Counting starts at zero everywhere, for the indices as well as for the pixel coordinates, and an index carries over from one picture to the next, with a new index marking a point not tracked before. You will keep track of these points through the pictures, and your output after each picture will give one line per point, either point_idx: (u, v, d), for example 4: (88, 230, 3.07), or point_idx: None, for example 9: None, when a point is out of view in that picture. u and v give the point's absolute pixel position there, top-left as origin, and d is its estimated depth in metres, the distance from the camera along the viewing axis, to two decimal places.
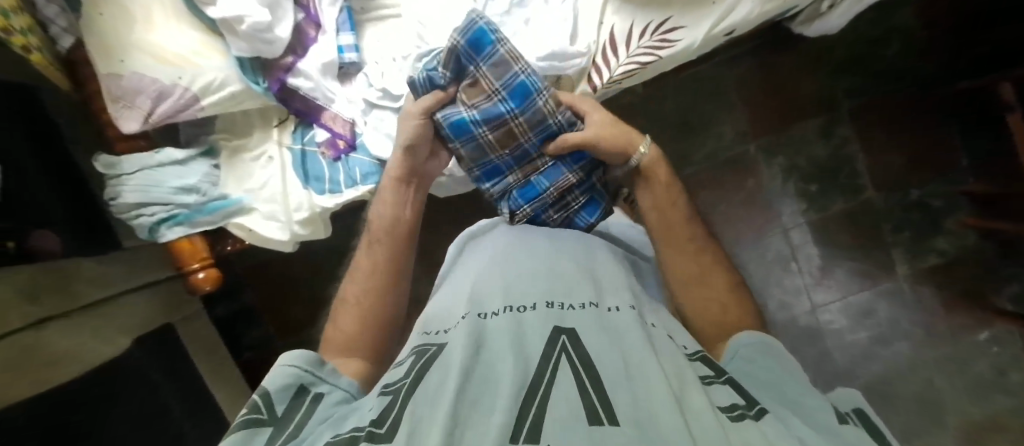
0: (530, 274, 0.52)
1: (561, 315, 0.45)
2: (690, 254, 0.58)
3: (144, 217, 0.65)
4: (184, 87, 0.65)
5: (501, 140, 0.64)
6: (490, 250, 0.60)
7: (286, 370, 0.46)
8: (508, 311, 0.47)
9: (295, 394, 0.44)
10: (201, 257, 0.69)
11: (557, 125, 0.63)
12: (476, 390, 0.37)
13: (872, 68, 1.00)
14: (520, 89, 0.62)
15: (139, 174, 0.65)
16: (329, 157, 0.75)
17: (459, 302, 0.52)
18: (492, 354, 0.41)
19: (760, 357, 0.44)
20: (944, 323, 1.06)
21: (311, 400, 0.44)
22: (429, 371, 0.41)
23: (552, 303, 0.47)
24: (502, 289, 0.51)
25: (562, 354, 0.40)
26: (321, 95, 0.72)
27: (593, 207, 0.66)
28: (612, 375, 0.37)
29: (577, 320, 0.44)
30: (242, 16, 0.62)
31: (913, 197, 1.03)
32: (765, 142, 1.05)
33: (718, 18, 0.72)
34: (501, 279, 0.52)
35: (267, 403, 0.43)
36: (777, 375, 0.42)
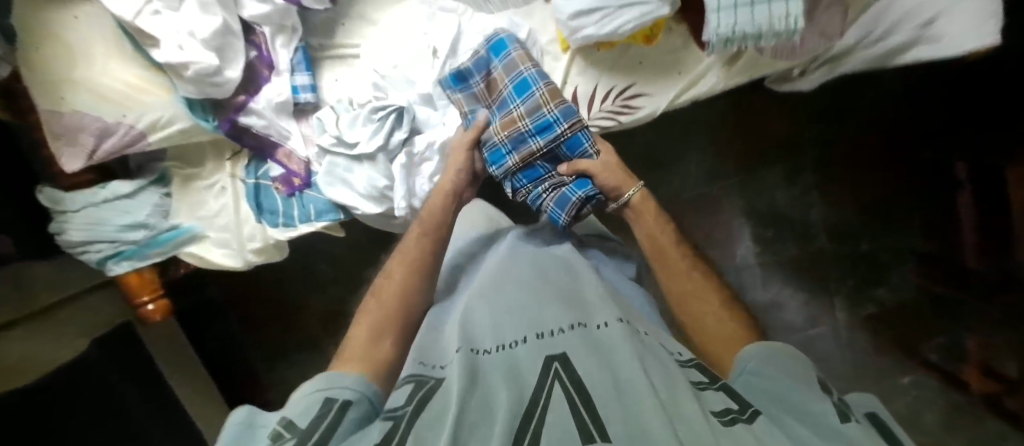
0: (521, 299, 0.50)
1: (553, 338, 0.43)
2: (678, 272, 0.59)
3: (90, 253, 0.66)
4: (129, 125, 0.64)
5: (505, 124, 0.66)
6: (485, 277, 0.58)
7: (316, 388, 0.44)
8: (499, 347, 0.44)
9: (323, 408, 0.41)
10: (150, 289, 0.71)
11: (556, 117, 0.64)
12: (471, 424, 0.35)
13: (841, 120, 1.02)
14: (524, 83, 0.65)
15: (86, 210, 0.65)
16: (283, 192, 0.75)
17: (453, 333, 0.50)
18: (488, 388, 0.39)
19: (762, 368, 0.45)
20: (870, 366, 1.09)
21: (339, 411, 0.41)
22: (426, 408, 0.38)
23: (541, 329, 0.45)
24: (492, 320, 0.48)
25: (556, 382, 0.38)
26: (275, 132, 0.71)
27: (582, 183, 0.66)
28: (603, 393, 0.36)
29: (567, 343, 0.42)
30: (188, 63, 0.60)
31: (863, 249, 1.07)
32: (730, 184, 1.06)
33: (683, 89, 0.71)
34: (490, 310, 0.50)
35: (291, 423, 0.40)
36: (777, 381, 0.43)
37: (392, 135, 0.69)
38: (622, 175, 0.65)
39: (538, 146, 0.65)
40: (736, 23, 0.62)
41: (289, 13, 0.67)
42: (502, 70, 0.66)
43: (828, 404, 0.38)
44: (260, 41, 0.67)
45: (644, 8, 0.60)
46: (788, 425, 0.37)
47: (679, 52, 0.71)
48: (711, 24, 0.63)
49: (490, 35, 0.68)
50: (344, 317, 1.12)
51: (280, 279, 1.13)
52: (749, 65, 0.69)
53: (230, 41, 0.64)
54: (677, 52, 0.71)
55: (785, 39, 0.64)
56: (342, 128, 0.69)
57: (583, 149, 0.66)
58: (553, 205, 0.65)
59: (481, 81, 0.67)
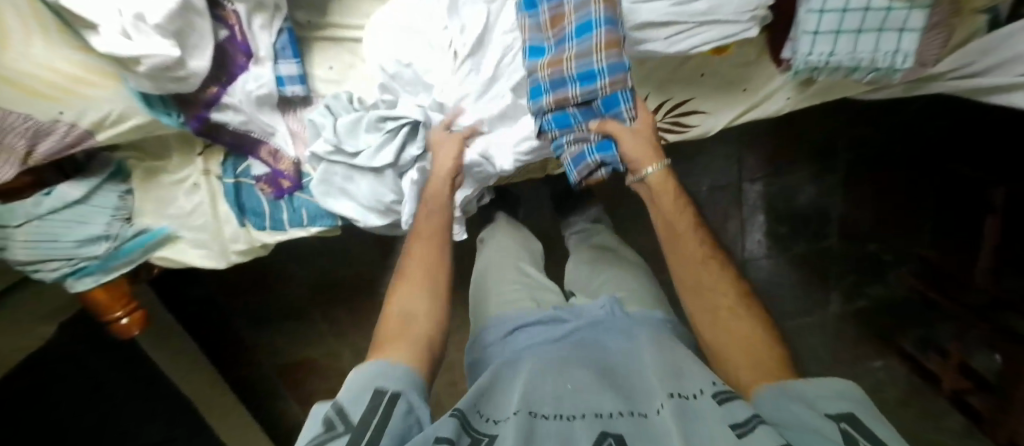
0: (583, 367, 0.46)
1: (607, 417, 0.40)
2: (695, 259, 0.49)
3: (43, 272, 0.56)
4: (69, 123, 0.51)
5: (551, 60, 0.50)
6: (544, 338, 0.53)
7: (369, 372, 0.41)
8: (558, 417, 0.40)
9: (372, 400, 0.38)
10: (123, 305, 0.62)
11: (603, 66, 0.48)
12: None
13: (884, 120, 0.95)
14: (589, 22, 0.47)
15: (27, 225, 0.54)
16: (271, 194, 0.64)
17: (509, 392, 0.45)
18: None
19: (797, 401, 0.37)
20: (849, 353, 1.12)
21: (389, 403, 0.38)
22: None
23: (597, 401, 0.41)
24: (549, 382, 0.44)
25: None
26: (256, 128, 0.58)
27: (608, 147, 0.51)
28: None
29: (627, 427, 0.38)
30: (140, 57, 0.45)
31: (869, 249, 1.06)
32: (754, 178, 1.00)
33: (745, 110, 0.62)
34: (548, 373, 0.46)
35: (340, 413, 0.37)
36: (809, 419, 0.35)
37: (406, 152, 0.57)
38: (654, 147, 0.50)
39: (572, 94, 0.49)
40: (833, 54, 0.51)
41: None
42: (574, 6, 0.49)
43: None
44: (231, 19, 0.53)
45: (730, 27, 0.49)
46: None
47: (748, 66, 0.59)
48: (803, 48, 0.52)
49: None
50: (330, 292, 1.06)
51: None
52: (826, 90, 0.60)
53: (191, 21, 0.48)
54: (747, 66, 0.59)
55: (883, 74, 0.54)
56: (341, 133, 0.57)
57: (618, 111, 0.50)
58: (568, 162, 0.52)
59: (551, 9, 0.51)
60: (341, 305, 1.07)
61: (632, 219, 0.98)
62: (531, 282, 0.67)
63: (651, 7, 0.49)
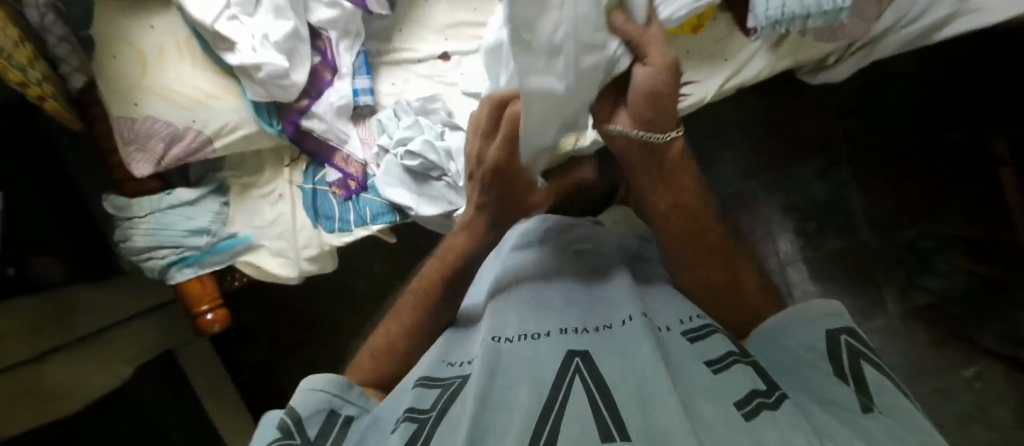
0: (549, 294, 0.47)
1: (579, 336, 0.40)
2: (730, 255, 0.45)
3: (154, 259, 0.66)
4: (197, 130, 0.65)
5: None
6: (502, 259, 0.55)
7: (316, 386, 0.44)
8: (523, 338, 0.41)
9: (329, 419, 0.43)
10: (211, 297, 0.69)
11: None
12: (491, 421, 0.33)
13: (870, 112, 1.03)
14: None
15: (150, 215, 0.66)
16: (340, 196, 0.75)
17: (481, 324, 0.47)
18: (509, 382, 0.36)
19: (794, 324, 0.39)
20: (930, 359, 1.08)
21: (345, 423, 0.44)
22: (452, 405, 0.37)
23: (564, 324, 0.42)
24: (518, 313, 0.45)
25: (575, 379, 0.35)
26: (334, 136, 0.72)
27: None
28: (624, 395, 0.32)
29: (591, 343, 0.38)
30: (260, 64, 0.62)
31: (904, 237, 1.06)
32: (765, 180, 1.07)
33: (729, 75, 0.74)
34: (515, 304, 0.46)
35: (300, 422, 0.43)
36: (807, 340, 0.38)
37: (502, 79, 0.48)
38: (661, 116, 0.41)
39: None
40: (785, 5, 0.65)
41: (354, 17, 0.68)
42: None
43: (850, 387, 0.34)
44: (324, 45, 0.68)
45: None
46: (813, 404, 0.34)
47: (723, 40, 0.74)
48: (761, 7, 0.66)
49: None
50: None
51: (316, 303, 1.09)
52: (794, 48, 0.74)
53: (297, 44, 0.65)
54: (722, 42, 0.74)
55: (831, 18, 0.67)
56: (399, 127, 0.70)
57: None
58: None
59: None
60: None
61: None
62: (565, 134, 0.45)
63: None
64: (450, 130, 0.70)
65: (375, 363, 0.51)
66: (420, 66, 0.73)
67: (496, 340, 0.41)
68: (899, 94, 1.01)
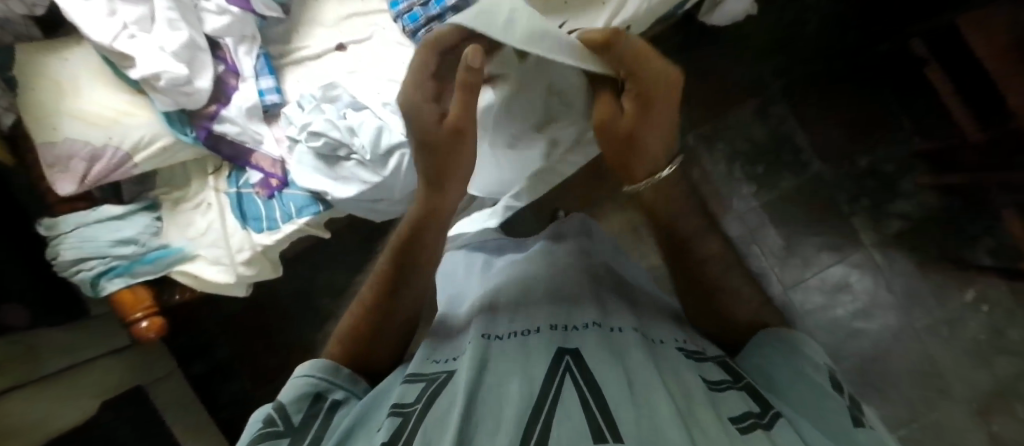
0: (540, 300, 0.46)
1: (570, 332, 0.39)
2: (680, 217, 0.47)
3: (83, 271, 0.69)
4: (115, 146, 0.69)
5: None
6: (491, 277, 0.55)
7: (306, 373, 0.41)
8: (513, 334, 0.41)
9: (313, 405, 0.39)
10: (143, 305, 0.71)
11: None
12: (481, 413, 0.32)
13: (793, 47, 1.03)
14: None
15: (76, 230, 0.71)
16: (264, 195, 0.77)
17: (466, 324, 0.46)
18: (500, 376, 0.35)
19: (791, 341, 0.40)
20: (924, 287, 1.02)
21: (330, 410, 0.40)
22: (438, 397, 0.35)
23: (555, 323, 0.41)
24: (510, 314, 0.44)
25: (567, 377, 0.34)
26: (248, 138, 0.75)
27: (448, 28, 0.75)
28: (617, 393, 0.31)
29: (583, 342, 0.38)
30: (159, 72, 0.66)
31: (862, 164, 1.03)
32: (703, 131, 1.06)
33: (612, 13, 0.74)
34: (509, 310, 0.45)
35: (283, 410, 0.38)
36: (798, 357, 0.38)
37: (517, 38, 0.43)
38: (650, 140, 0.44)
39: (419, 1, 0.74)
40: None
41: (247, 23, 0.74)
42: None
43: (844, 401, 0.34)
44: (225, 54, 0.74)
45: None
46: (797, 417, 0.34)
47: None
48: None
49: None
50: None
51: (286, 326, 1.11)
52: None
53: (197, 54, 0.70)
54: None
55: None
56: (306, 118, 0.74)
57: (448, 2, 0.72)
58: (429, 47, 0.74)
59: None
60: None
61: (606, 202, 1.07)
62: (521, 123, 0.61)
63: None
64: (354, 111, 0.74)
65: (355, 335, 0.45)
66: (317, 61, 0.79)
67: (486, 337, 0.40)
68: (815, 23, 1.02)
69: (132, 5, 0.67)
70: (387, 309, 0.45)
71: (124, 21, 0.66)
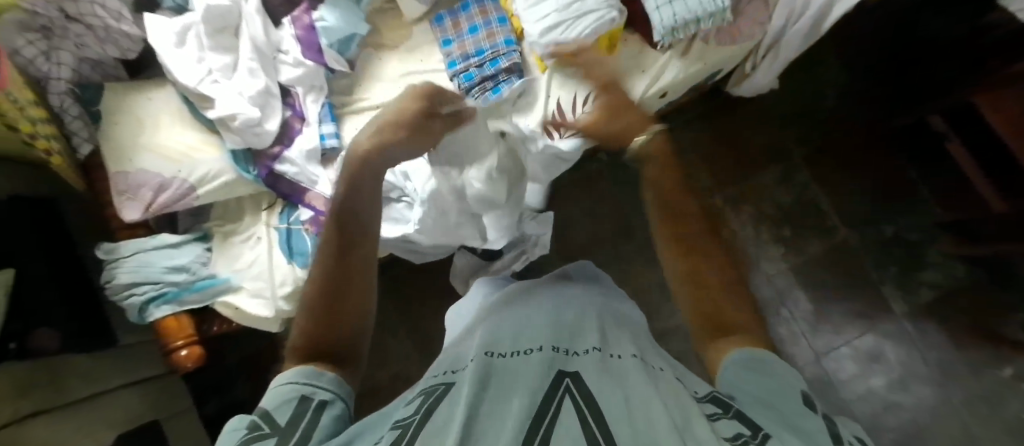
0: (544, 322, 0.45)
1: (571, 357, 0.40)
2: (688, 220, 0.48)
3: (134, 296, 0.72)
4: (182, 178, 0.73)
5: (467, 44, 0.83)
6: (495, 304, 0.55)
7: (288, 379, 0.37)
8: (517, 353, 0.41)
9: (299, 407, 0.35)
10: (185, 333, 0.71)
11: (487, 47, 0.82)
12: (482, 426, 0.32)
13: (814, 119, 1.09)
14: (501, 21, 0.83)
15: (134, 255, 0.74)
16: (311, 231, 0.79)
17: (467, 347, 0.46)
18: (503, 389, 0.35)
19: (751, 363, 0.39)
20: (960, 360, 1.00)
21: (316, 411, 0.35)
22: (440, 405, 0.34)
23: (557, 345, 0.41)
24: (512, 335, 0.44)
25: (566, 397, 0.34)
26: (304, 178, 0.78)
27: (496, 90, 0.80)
28: (615, 412, 0.32)
29: (582, 366, 0.38)
30: (235, 113, 0.71)
31: (887, 233, 1.05)
32: (730, 193, 1.10)
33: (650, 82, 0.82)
34: (512, 332, 0.45)
35: (268, 415, 0.34)
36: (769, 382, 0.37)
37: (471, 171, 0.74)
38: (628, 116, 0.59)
39: (474, 63, 0.81)
40: (676, 14, 0.75)
41: (317, 74, 0.80)
42: (486, 32, 0.83)
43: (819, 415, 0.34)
44: (294, 101, 0.80)
45: (597, 14, 0.74)
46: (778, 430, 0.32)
47: (637, 56, 0.83)
48: (658, 20, 0.75)
49: (493, 14, 0.84)
50: (373, 398, 1.09)
51: None
52: (701, 55, 0.82)
53: (269, 100, 0.76)
54: (635, 57, 0.83)
55: (721, 19, 0.78)
56: None
57: (497, 70, 0.81)
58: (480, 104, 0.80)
59: (450, 24, 0.85)
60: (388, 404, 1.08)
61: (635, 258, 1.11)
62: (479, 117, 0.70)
63: (544, 20, 0.77)
64: None
65: (316, 329, 0.41)
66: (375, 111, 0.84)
67: (488, 354, 0.40)
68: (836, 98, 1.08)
69: (218, 54, 0.74)
70: (343, 278, 0.42)
71: (210, 68, 0.73)
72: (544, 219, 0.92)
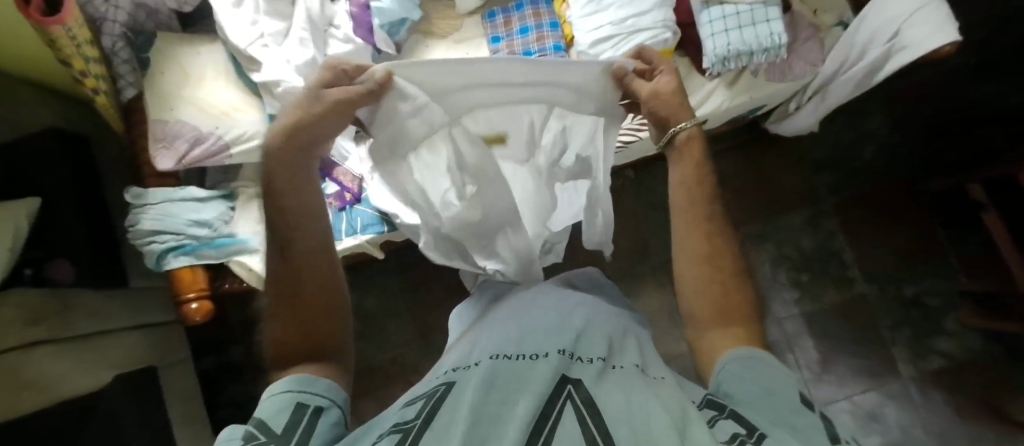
0: (548, 328, 0.45)
1: (575, 363, 0.39)
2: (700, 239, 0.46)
3: (156, 243, 0.73)
4: (219, 135, 0.74)
5: (515, 43, 0.84)
6: (500, 306, 0.55)
7: (281, 389, 0.37)
8: (519, 358, 0.40)
9: (296, 413, 0.36)
10: (198, 287, 0.72)
11: (534, 49, 0.82)
12: (482, 429, 0.31)
13: (849, 168, 1.07)
14: (553, 25, 0.83)
15: (161, 204, 0.75)
16: (335, 206, 0.80)
17: (472, 348, 0.46)
18: (506, 393, 0.35)
19: (743, 361, 0.39)
20: (962, 433, 0.98)
21: (313, 416, 0.36)
22: (444, 408, 0.34)
23: (562, 348, 0.41)
24: (516, 340, 0.44)
25: (568, 402, 0.33)
26: (337, 153, 0.80)
27: None
28: (615, 419, 0.31)
29: (585, 371, 0.38)
30: (279, 80, 0.72)
31: (907, 293, 1.03)
32: (753, 230, 1.09)
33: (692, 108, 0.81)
34: (514, 337, 0.45)
35: (263, 425, 0.34)
36: (763, 381, 0.37)
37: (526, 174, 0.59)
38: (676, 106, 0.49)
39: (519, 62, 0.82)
40: (730, 44, 0.74)
41: (365, 52, 0.80)
42: (537, 34, 0.83)
43: (816, 412, 0.34)
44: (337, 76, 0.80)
45: (651, 32, 0.74)
46: (775, 428, 0.32)
47: (684, 80, 0.83)
48: (710, 48, 0.75)
49: (547, 18, 0.84)
50: (366, 378, 1.09)
51: None
52: (748, 87, 0.81)
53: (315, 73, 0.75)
54: (682, 80, 0.83)
55: (774, 55, 0.76)
56: None
57: None
58: None
59: (501, 21, 0.86)
60: (379, 386, 1.09)
61: (647, 280, 1.10)
62: (587, 90, 0.50)
63: (597, 32, 0.76)
64: None
65: (292, 335, 0.42)
66: None
67: (492, 358, 0.40)
68: (876, 152, 1.06)
69: (273, 20, 0.75)
70: (309, 286, 0.43)
71: (262, 32, 0.74)
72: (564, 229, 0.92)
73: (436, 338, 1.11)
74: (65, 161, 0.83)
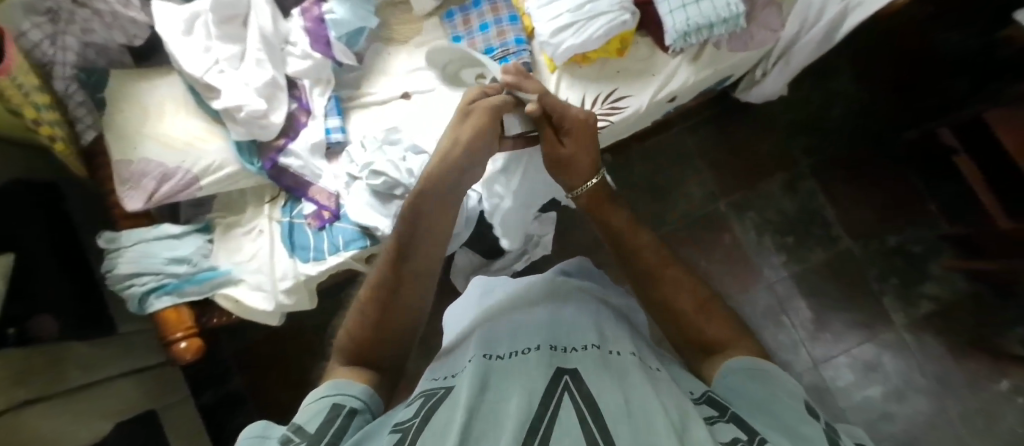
0: (543, 322, 0.45)
1: (572, 355, 0.39)
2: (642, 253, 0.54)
3: (135, 286, 0.71)
4: (186, 169, 0.72)
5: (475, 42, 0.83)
6: (494, 303, 0.55)
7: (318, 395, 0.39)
8: (516, 353, 0.40)
9: (330, 414, 0.37)
10: (185, 325, 0.71)
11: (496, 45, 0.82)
12: (480, 428, 0.31)
13: (820, 127, 1.09)
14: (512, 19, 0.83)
15: (136, 246, 0.73)
16: (315, 226, 0.77)
17: (467, 347, 0.45)
18: (504, 389, 0.35)
19: (741, 374, 0.39)
20: (958, 373, 1.00)
21: (347, 417, 0.37)
22: (442, 409, 0.34)
23: (555, 343, 0.41)
24: (511, 335, 0.44)
25: (565, 395, 0.33)
26: (309, 172, 0.77)
27: None
28: (613, 412, 0.31)
29: (580, 362, 0.38)
30: (241, 105, 0.71)
31: (891, 243, 1.05)
32: (735, 199, 1.10)
33: (659, 86, 0.81)
34: (511, 332, 0.45)
35: (300, 428, 0.35)
36: (763, 391, 0.37)
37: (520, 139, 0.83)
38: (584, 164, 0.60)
39: None
40: (689, 18, 0.74)
41: (325, 67, 0.80)
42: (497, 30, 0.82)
43: (821, 422, 0.33)
44: (300, 94, 0.79)
45: (609, 16, 0.73)
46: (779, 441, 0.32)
47: (648, 59, 0.83)
48: (670, 24, 0.75)
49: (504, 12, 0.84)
50: None
51: (307, 360, 1.13)
52: (712, 60, 0.81)
53: (276, 93, 0.75)
54: (646, 60, 0.83)
55: (733, 26, 0.76)
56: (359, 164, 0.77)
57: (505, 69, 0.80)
58: None
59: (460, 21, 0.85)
60: None
61: None
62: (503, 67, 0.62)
63: (556, 21, 0.76)
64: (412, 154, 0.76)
65: (359, 340, 0.45)
66: (381, 107, 0.84)
67: (486, 357, 0.40)
68: (846, 108, 1.07)
69: (225, 44, 0.74)
70: (391, 295, 0.47)
71: (217, 58, 0.72)
72: (546, 219, 0.96)
73: (435, 344, 1.11)
74: (32, 214, 0.81)
